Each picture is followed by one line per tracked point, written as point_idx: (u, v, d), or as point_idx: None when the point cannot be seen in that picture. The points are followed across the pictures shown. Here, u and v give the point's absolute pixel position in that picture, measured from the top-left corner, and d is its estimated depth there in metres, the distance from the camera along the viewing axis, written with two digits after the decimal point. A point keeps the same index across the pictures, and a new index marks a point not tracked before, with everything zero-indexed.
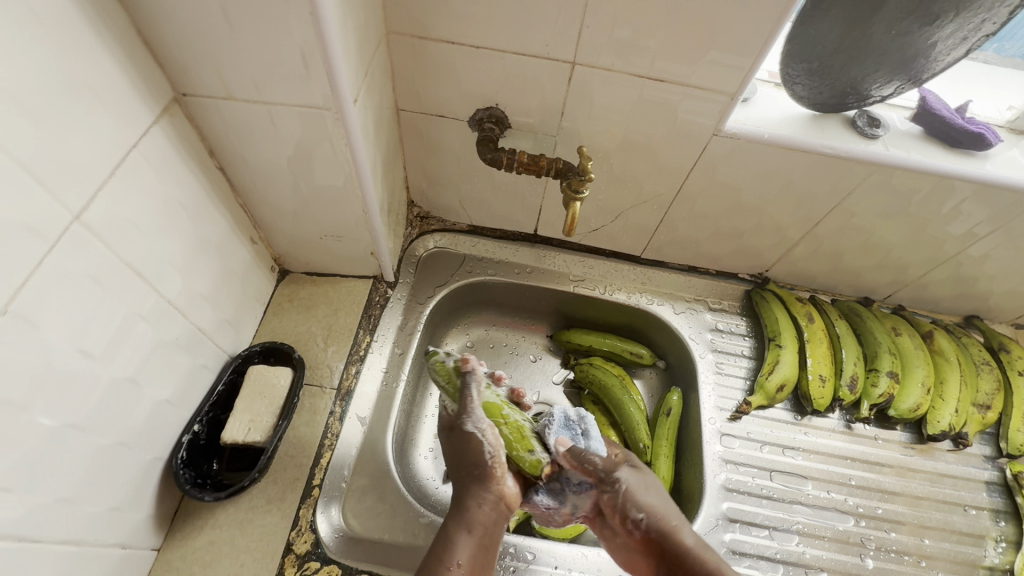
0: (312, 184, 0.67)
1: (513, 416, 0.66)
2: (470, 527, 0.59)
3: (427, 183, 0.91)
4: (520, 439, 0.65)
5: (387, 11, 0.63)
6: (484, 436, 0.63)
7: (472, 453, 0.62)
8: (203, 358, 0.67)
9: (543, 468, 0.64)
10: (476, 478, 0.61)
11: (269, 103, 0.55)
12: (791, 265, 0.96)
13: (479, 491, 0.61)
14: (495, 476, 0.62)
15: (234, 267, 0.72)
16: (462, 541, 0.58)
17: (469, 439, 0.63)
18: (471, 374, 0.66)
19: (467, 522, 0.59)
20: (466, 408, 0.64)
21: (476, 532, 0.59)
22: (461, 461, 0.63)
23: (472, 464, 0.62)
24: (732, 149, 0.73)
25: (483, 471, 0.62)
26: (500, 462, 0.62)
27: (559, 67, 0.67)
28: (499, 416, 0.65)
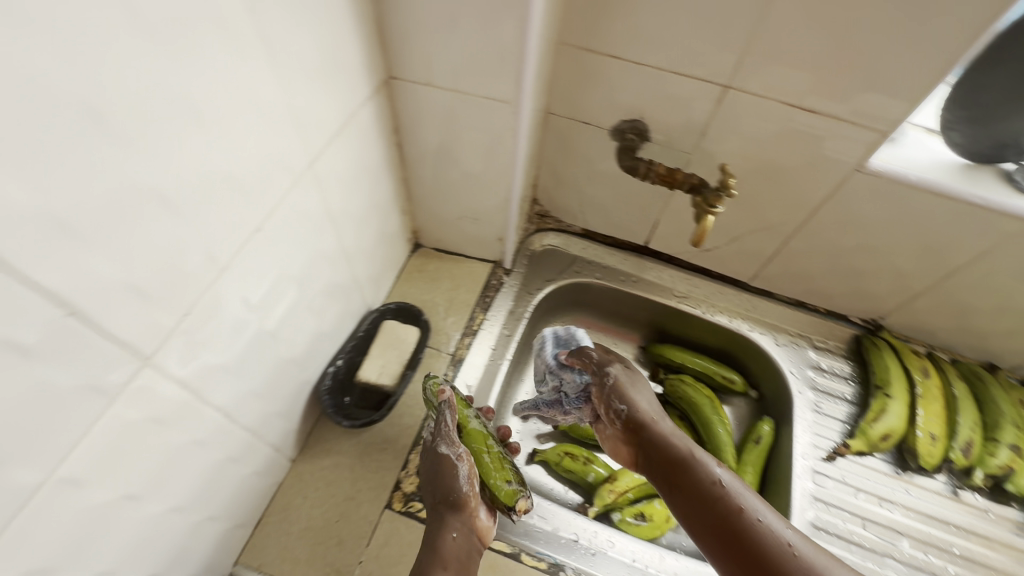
0: (469, 168, 0.76)
1: (495, 446, 0.71)
2: (446, 562, 0.60)
3: (554, 184, 0.98)
4: (499, 468, 0.69)
5: (564, 23, 0.70)
6: (458, 462, 0.67)
7: (446, 480, 0.66)
8: (352, 305, 0.77)
9: (516, 498, 0.66)
10: (450, 507, 0.64)
11: (459, 92, 0.64)
12: (910, 316, 0.93)
13: (453, 522, 0.63)
14: (470, 502, 0.65)
15: (386, 232, 0.82)
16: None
17: (445, 463, 0.67)
18: (446, 403, 0.71)
19: (441, 559, 0.60)
20: (442, 433, 0.69)
21: (451, 567, 0.60)
22: (434, 489, 0.66)
23: (444, 491, 0.65)
24: (872, 187, 0.74)
25: (456, 497, 0.64)
26: (475, 489, 0.66)
27: (713, 89, 0.71)
28: (482, 444, 0.71)
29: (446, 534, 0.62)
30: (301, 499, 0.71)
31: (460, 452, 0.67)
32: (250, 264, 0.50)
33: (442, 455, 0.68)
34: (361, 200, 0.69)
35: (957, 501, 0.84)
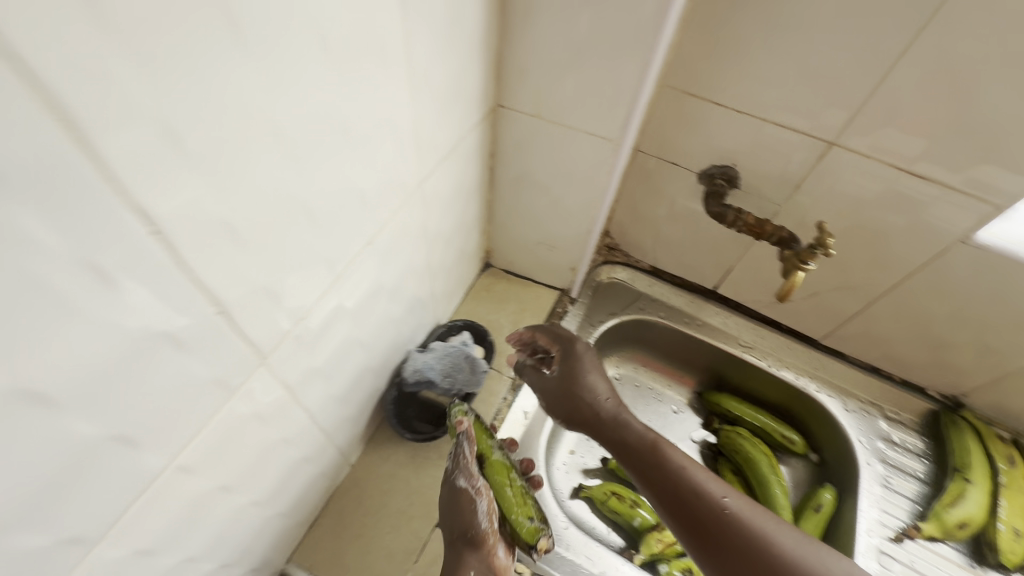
0: (556, 197, 0.77)
1: (517, 480, 0.67)
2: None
3: (628, 219, 0.98)
4: (521, 502, 0.65)
5: (670, 66, 0.71)
6: (476, 496, 0.61)
7: (461, 515, 0.59)
8: (425, 318, 0.79)
9: (539, 537, 0.63)
10: (466, 546, 0.57)
11: (563, 126, 0.65)
12: (998, 398, 0.87)
13: (468, 566, 0.56)
14: (484, 544, 0.58)
15: (464, 250, 0.84)
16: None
17: (463, 496, 0.61)
18: (466, 430, 0.67)
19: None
20: (460, 463, 0.63)
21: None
22: (451, 523, 0.60)
23: (460, 527, 0.59)
24: (976, 261, 0.70)
25: (473, 536, 0.58)
26: (494, 527, 0.60)
27: (816, 144, 0.70)
28: (504, 477, 0.67)
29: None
30: (354, 506, 0.71)
31: (476, 486, 0.61)
32: (356, 275, 0.51)
33: (462, 486, 0.61)
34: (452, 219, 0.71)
35: None
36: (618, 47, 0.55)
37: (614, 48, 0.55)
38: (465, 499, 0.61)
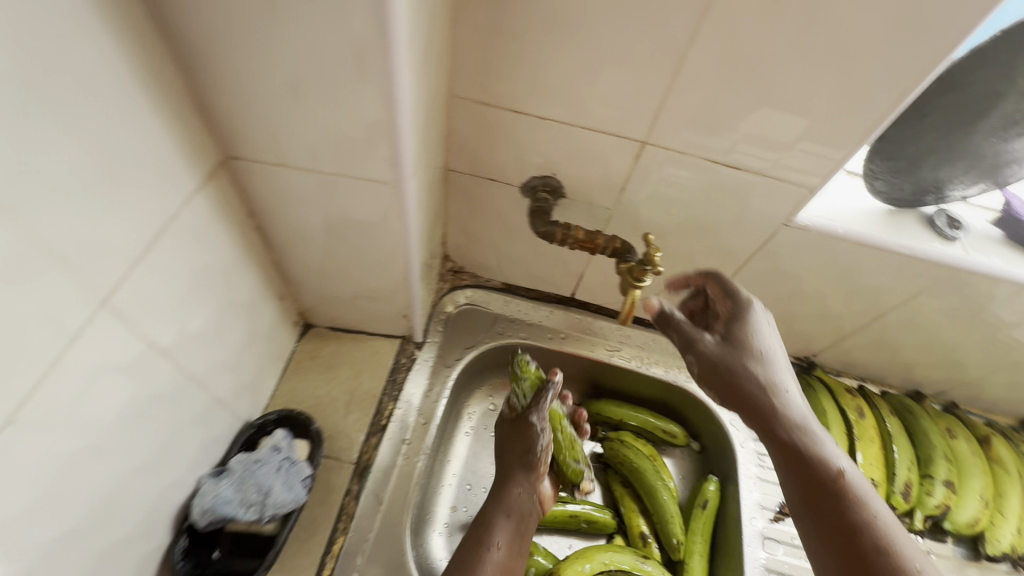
0: (353, 249, 0.62)
1: (568, 428, 0.77)
2: (508, 512, 0.71)
3: (465, 241, 0.86)
4: (570, 446, 0.76)
5: (452, 75, 0.59)
6: (535, 434, 0.73)
7: (520, 445, 0.74)
8: (216, 430, 0.62)
9: (582, 478, 0.75)
10: (520, 471, 0.73)
11: (323, 172, 0.51)
12: (841, 353, 0.90)
13: (521, 480, 0.73)
14: (535, 471, 0.73)
15: (259, 328, 0.67)
16: (504, 527, 0.69)
17: (519, 430, 0.74)
18: (552, 384, 0.73)
19: (506, 507, 0.71)
20: (538, 405, 0.73)
21: (513, 518, 0.70)
22: (507, 438, 0.76)
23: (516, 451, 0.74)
24: (801, 241, 0.69)
25: (529, 459, 0.73)
26: (546, 459, 0.73)
27: (629, 145, 0.63)
28: (557, 424, 0.76)
29: (513, 488, 0.73)
30: None
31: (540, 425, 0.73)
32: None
33: (523, 424, 0.74)
34: (205, 310, 0.54)
35: None
36: (347, 71, 0.40)
37: (343, 73, 0.41)
38: (524, 433, 0.74)
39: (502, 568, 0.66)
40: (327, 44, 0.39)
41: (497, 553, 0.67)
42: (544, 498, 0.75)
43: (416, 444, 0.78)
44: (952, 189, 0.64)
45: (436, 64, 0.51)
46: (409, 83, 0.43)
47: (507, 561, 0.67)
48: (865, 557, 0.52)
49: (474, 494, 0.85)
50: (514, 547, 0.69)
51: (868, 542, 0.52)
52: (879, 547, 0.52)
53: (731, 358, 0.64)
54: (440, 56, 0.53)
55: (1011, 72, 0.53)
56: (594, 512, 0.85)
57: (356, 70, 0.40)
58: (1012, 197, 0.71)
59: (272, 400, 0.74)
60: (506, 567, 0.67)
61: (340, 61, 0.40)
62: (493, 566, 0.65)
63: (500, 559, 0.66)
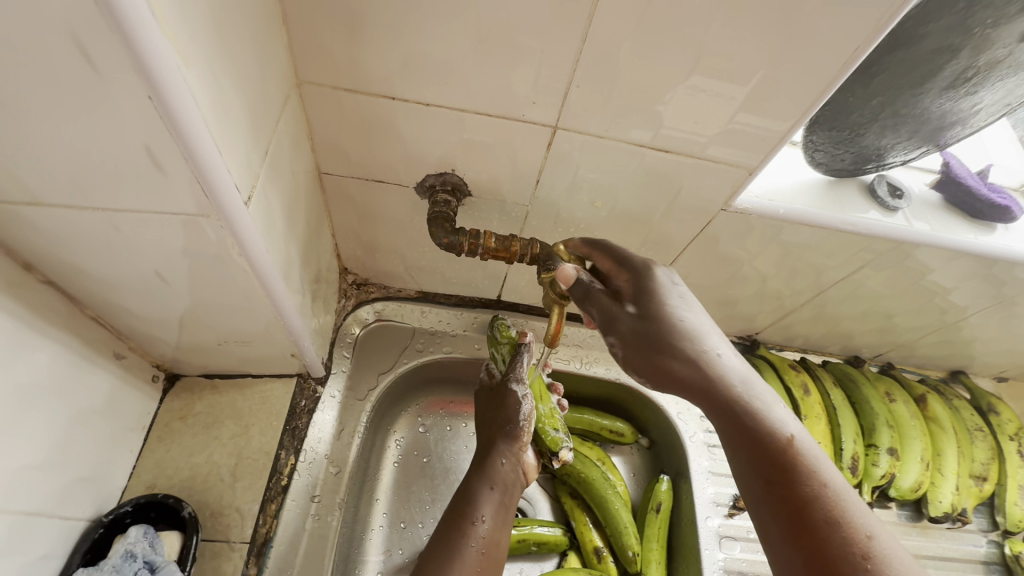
0: (194, 295, 0.48)
1: (550, 400, 0.70)
2: (492, 484, 0.62)
3: (364, 251, 0.72)
4: (550, 416, 0.68)
5: (297, 55, 0.45)
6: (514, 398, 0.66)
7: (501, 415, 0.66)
8: (40, 548, 0.47)
9: (561, 448, 0.67)
10: (503, 439, 0.65)
11: (107, 210, 0.36)
12: (783, 329, 0.86)
13: (505, 448, 0.65)
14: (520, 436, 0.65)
15: (90, 401, 0.52)
16: (488, 499, 0.61)
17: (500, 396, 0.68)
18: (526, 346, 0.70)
19: (489, 478, 0.62)
20: (516, 372, 0.68)
21: (497, 490, 0.62)
22: (486, 405, 0.69)
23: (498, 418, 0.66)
24: (740, 224, 0.62)
25: (512, 426, 0.65)
26: (530, 428, 0.66)
27: (536, 131, 0.52)
28: (538, 394, 0.69)
29: (496, 462, 0.64)
30: None
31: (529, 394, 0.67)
32: None
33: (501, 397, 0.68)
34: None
35: None
36: (74, 70, 0.26)
37: (71, 73, 0.26)
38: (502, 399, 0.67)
39: (488, 545, 0.57)
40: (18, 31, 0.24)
41: (482, 528, 0.58)
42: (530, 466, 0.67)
43: (327, 499, 0.65)
44: (894, 156, 0.58)
45: (256, 45, 0.37)
46: (190, 81, 0.29)
47: (495, 538, 0.58)
48: (817, 531, 0.37)
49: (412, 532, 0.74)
50: (501, 526, 0.60)
51: (830, 523, 0.37)
52: (827, 512, 0.38)
53: (653, 333, 0.44)
54: (266, 32, 0.39)
55: (968, 21, 0.45)
56: (543, 533, 0.77)
57: (87, 67, 0.26)
58: (949, 157, 0.67)
59: (132, 480, 0.59)
60: (492, 543, 0.58)
61: (54, 55, 0.26)
62: (477, 544, 0.56)
63: (484, 537, 0.57)
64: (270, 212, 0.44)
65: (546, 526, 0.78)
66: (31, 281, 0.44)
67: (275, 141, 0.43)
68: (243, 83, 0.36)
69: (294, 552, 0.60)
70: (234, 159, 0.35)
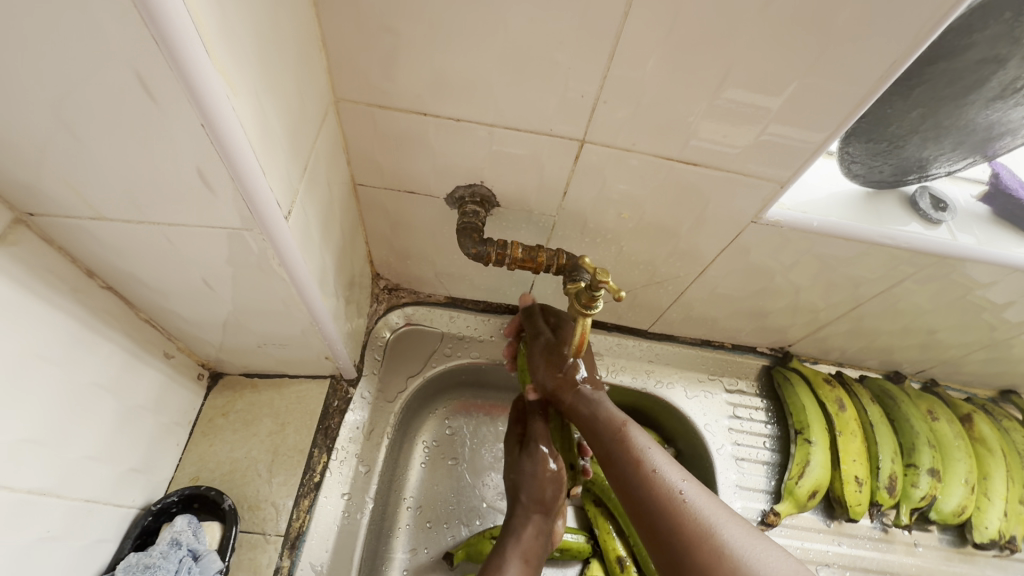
0: (236, 301, 0.51)
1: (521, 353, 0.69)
2: (521, 556, 0.60)
3: (395, 258, 0.74)
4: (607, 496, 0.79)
5: (334, 74, 0.47)
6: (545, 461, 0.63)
7: (533, 482, 0.63)
8: (96, 532, 0.51)
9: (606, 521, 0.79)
10: (529, 509, 0.63)
11: (160, 223, 0.39)
12: (818, 342, 0.84)
13: (544, 513, 0.63)
14: (548, 504, 0.63)
15: (142, 397, 0.56)
16: (518, 570, 0.59)
17: (529, 457, 0.64)
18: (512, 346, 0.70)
19: (522, 546, 0.61)
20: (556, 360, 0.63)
21: (529, 561, 0.61)
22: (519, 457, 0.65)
23: (534, 483, 0.63)
24: (770, 236, 0.61)
25: (547, 493, 0.63)
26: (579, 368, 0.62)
27: (564, 144, 0.52)
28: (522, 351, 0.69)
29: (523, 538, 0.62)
30: None
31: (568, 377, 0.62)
32: None
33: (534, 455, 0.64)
34: (20, 412, 0.42)
35: (888, 539, 0.80)
36: (137, 100, 0.29)
37: (135, 102, 0.29)
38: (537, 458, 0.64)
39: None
40: (91, 67, 0.27)
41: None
42: (555, 532, 0.66)
43: (358, 497, 0.68)
44: (936, 167, 0.56)
45: (297, 70, 0.39)
46: (237, 108, 0.31)
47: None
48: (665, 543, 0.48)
49: (438, 531, 0.76)
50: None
51: (676, 534, 0.47)
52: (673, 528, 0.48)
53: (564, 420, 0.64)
54: (306, 57, 0.41)
55: (1016, 31, 0.43)
56: (567, 539, 0.77)
57: (149, 96, 0.29)
58: (999, 168, 0.64)
59: (177, 472, 0.63)
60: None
61: (119, 85, 0.28)
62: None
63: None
64: (307, 224, 0.46)
65: (569, 532, 0.79)
66: (93, 286, 0.48)
67: (313, 158, 0.46)
68: (285, 107, 0.38)
69: (325, 546, 0.63)
70: (276, 177, 0.38)
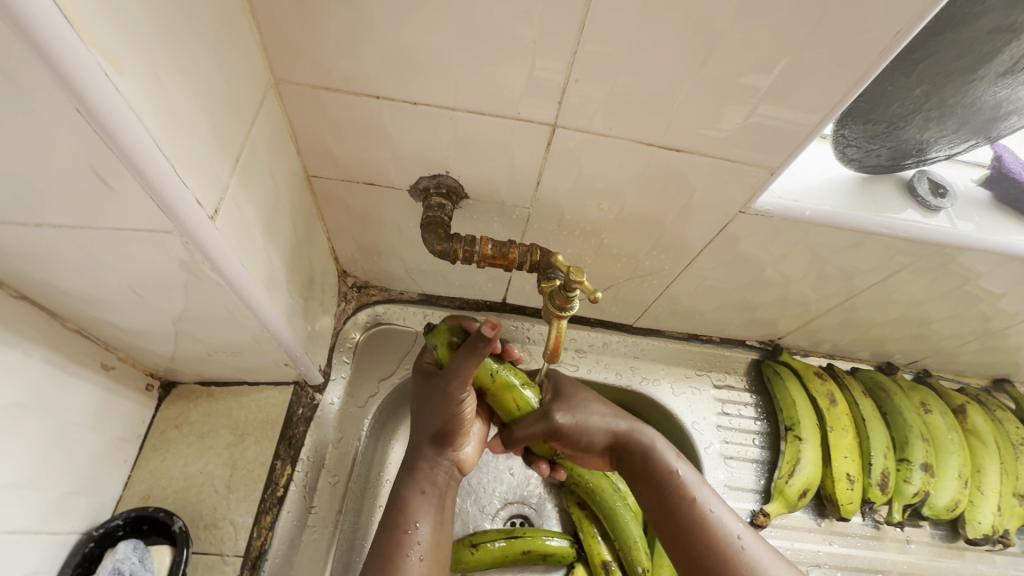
0: (174, 309, 0.46)
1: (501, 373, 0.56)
2: (423, 487, 0.54)
3: (360, 254, 0.69)
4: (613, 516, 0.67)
5: (270, 51, 0.42)
6: (462, 400, 0.54)
7: (430, 415, 0.56)
8: (29, 565, 0.47)
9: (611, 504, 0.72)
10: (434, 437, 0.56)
11: (63, 227, 0.34)
12: (809, 334, 0.81)
13: (438, 447, 0.56)
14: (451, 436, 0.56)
15: (78, 413, 0.51)
16: (420, 504, 0.53)
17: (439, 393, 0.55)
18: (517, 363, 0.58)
19: (418, 483, 0.54)
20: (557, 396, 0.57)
21: (431, 492, 0.54)
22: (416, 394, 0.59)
23: (428, 419, 0.56)
24: (760, 226, 0.57)
25: (449, 425, 0.55)
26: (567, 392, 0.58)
27: (534, 129, 0.48)
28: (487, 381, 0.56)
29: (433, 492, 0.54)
30: None
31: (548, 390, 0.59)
32: None
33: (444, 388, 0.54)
34: None
35: (880, 536, 0.78)
36: None
37: None
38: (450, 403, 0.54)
39: (430, 553, 0.50)
40: None
41: (420, 534, 0.51)
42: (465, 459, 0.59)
43: (324, 510, 0.64)
44: (936, 150, 0.52)
45: (216, 48, 0.34)
46: (123, 90, 0.26)
47: (436, 547, 0.51)
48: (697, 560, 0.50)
49: None
50: (443, 532, 0.53)
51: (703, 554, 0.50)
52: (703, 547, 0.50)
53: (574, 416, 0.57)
54: (229, 28, 0.36)
55: None
56: (550, 544, 0.74)
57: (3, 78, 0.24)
58: (1002, 150, 0.60)
59: (126, 490, 0.59)
60: (434, 549, 0.51)
61: None
62: (417, 557, 0.49)
63: (423, 544, 0.50)
64: (244, 223, 0.42)
65: (554, 537, 0.75)
66: (4, 296, 0.43)
67: (248, 148, 0.40)
68: (201, 89, 0.33)
69: (289, 565, 0.59)
70: (193, 171, 0.33)
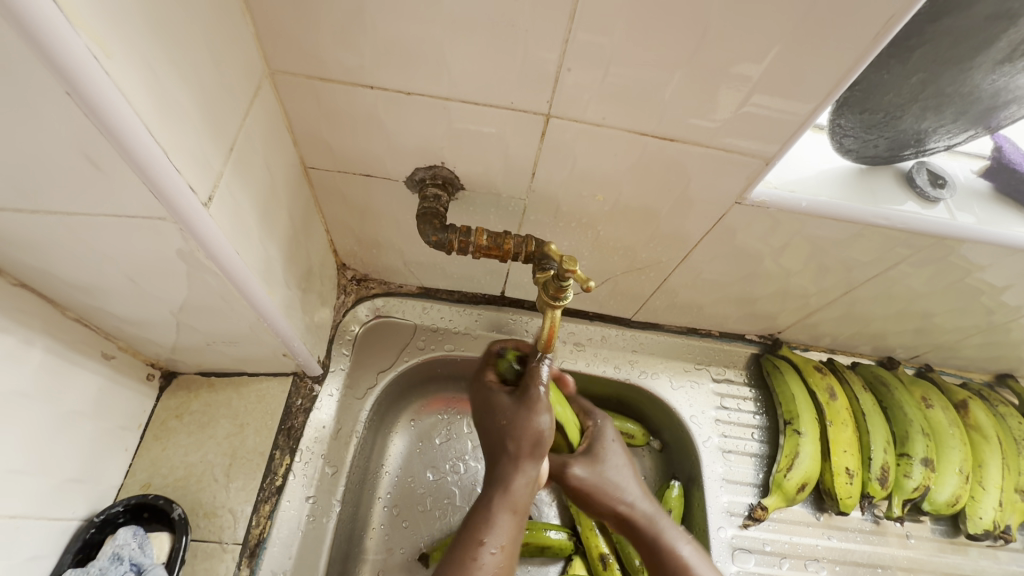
0: (170, 298, 0.46)
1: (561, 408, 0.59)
2: (508, 504, 0.50)
3: (359, 246, 0.70)
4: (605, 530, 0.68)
5: (265, 42, 0.42)
6: (542, 415, 0.52)
7: (522, 433, 0.51)
8: (30, 549, 0.47)
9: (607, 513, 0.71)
10: (519, 453, 0.51)
11: (57, 214, 0.34)
12: (809, 328, 0.80)
13: (525, 464, 0.51)
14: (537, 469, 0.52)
15: (78, 401, 0.52)
16: (507, 524, 0.49)
17: (524, 408, 0.52)
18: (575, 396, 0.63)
19: (510, 500, 0.50)
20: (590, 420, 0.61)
21: (518, 511, 0.50)
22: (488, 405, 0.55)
23: (518, 442, 0.51)
24: (756, 217, 0.56)
25: (536, 446, 0.51)
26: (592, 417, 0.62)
27: (528, 120, 0.48)
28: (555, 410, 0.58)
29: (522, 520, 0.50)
30: None
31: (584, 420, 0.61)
32: None
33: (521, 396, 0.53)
34: None
35: (880, 531, 0.78)
36: None
37: None
38: (530, 414, 0.52)
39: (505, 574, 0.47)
40: None
41: (497, 555, 0.47)
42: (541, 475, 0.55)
43: (324, 500, 0.64)
44: (935, 140, 0.52)
45: (208, 36, 0.34)
46: (113, 74, 0.27)
47: (509, 565, 0.48)
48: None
49: (414, 533, 0.72)
50: (517, 551, 0.49)
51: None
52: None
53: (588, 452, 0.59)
54: (222, 16, 0.36)
55: None
56: (548, 537, 0.74)
57: None
58: (1002, 140, 0.59)
59: (127, 479, 0.59)
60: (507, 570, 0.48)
61: None
62: None
63: (499, 565, 0.47)
64: (239, 213, 0.42)
65: (552, 530, 0.75)
66: (4, 284, 0.43)
67: (242, 137, 0.41)
68: (193, 75, 0.33)
69: (288, 552, 0.59)
70: (185, 158, 0.33)
